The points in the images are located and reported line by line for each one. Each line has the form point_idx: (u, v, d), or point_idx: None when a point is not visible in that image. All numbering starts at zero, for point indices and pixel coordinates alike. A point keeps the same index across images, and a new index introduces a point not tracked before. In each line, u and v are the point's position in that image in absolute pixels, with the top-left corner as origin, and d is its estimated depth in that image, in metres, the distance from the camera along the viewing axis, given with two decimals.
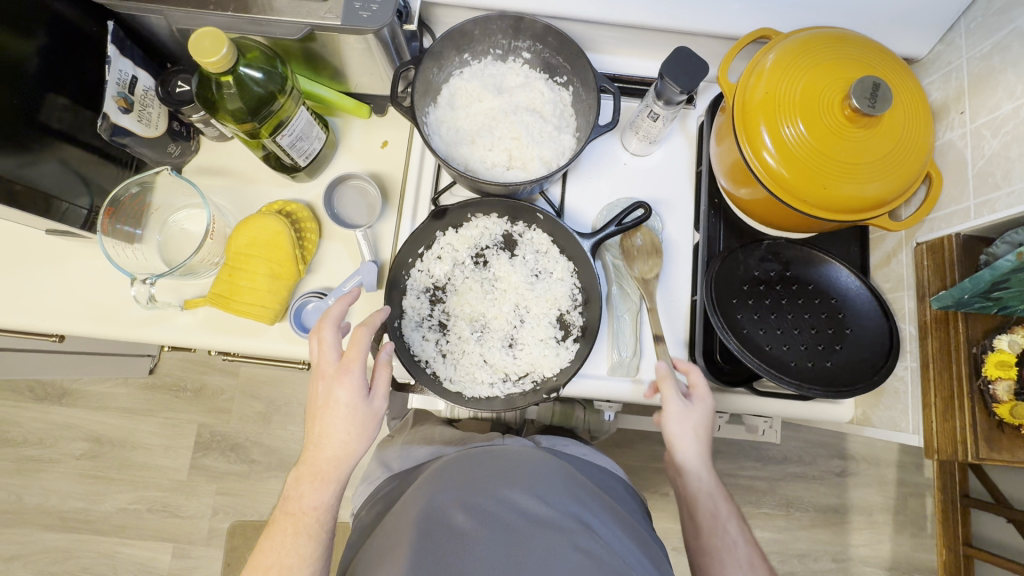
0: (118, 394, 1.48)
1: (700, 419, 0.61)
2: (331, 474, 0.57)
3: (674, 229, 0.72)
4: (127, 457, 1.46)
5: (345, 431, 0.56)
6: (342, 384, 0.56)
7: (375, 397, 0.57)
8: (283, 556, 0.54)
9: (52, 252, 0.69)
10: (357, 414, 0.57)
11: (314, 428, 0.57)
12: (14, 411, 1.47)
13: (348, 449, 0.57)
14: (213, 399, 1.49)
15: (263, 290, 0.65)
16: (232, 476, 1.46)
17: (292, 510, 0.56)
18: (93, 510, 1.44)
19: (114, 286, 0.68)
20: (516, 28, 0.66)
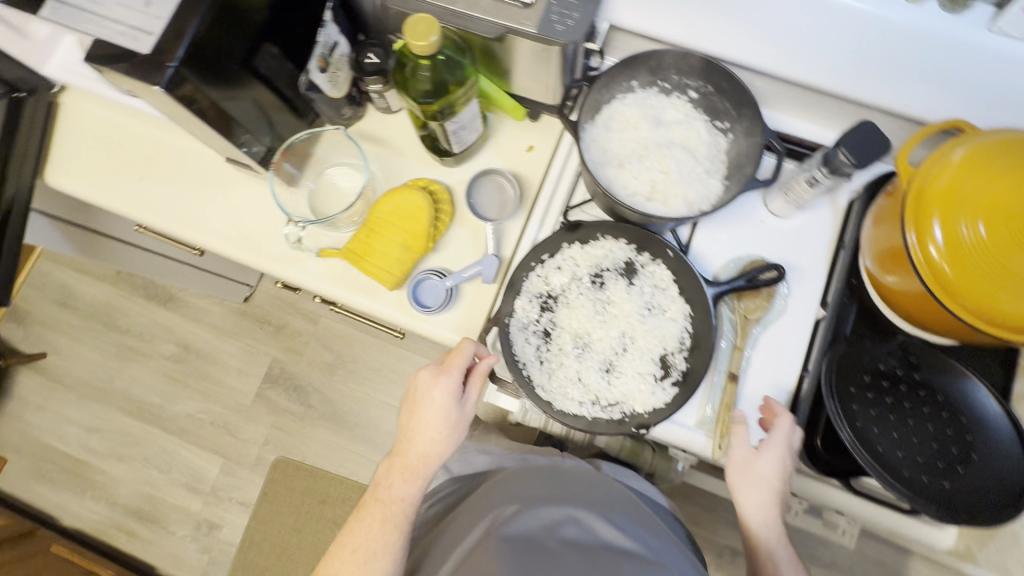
0: (213, 312, 1.62)
1: (771, 466, 0.61)
2: (419, 472, 0.68)
3: (803, 299, 0.69)
4: (206, 370, 1.59)
5: (435, 430, 0.66)
6: (440, 397, 0.66)
7: (464, 408, 0.66)
8: (377, 535, 0.67)
9: (222, 177, 0.77)
10: (446, 419, 0.66)
11: (410, 423, 0.67)
12: (127, 302, 1.64)
13: (435, 447, 0.67)
14: (290, 340, 1.59)
15: (393, 257, 0.70)
16: (289, 414, 1.55)
17: (384, 498, 0.68)
18: (166, 408, 1.58)
19: (265, 220, 0.75)
20: (693, 65, 0.66)
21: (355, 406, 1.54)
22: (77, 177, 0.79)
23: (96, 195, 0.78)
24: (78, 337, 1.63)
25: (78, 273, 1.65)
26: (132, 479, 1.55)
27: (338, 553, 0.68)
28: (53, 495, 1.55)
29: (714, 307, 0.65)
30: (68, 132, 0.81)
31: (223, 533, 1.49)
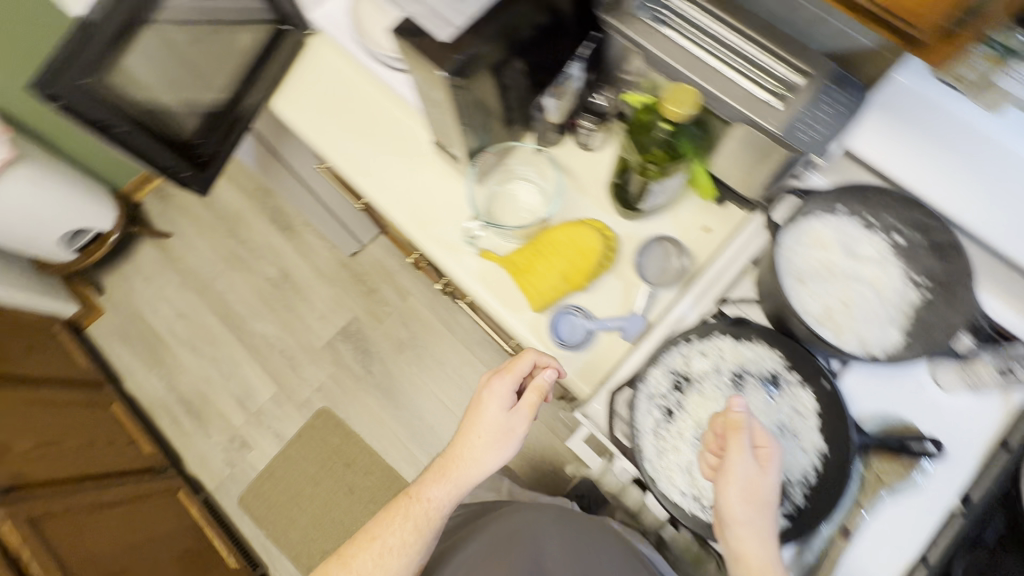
0: (320, 254, 1.71)
1: (761, 477, 0.56)
2: (457, 483, 0.69)
3: (945, 485, 0.64)
4: (294, 302, 1.68)
5: (482, 435, 0.68)
6: (493, 408, 0.68)
7: (517, 428, 0.68)
8: (399, 531, 0.70)
9: (422, 153, 0.83)
10: (496, 426, 0.68)
11: (462, 423, 0.70)
12: (254, 215, 1.77)
13: (477, 453, 0.68)
14: (376, 305, 1.65)
15: (551, 283, 0.72)
16: (349, 372, 1.60)
17: (416, 501, 0.70)
18: (247, 322, 1.67)
19: (444, 205, 0.80)
20: (916, 211, 0.64)
21: (410, 390, 1.57)
22: (297, 112, 0.87)
23: (309, 131, 0.86)
24: (202, 230, 1.77)
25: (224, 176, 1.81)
26: (194, 373, 1.64)
27: (362, 544, 0.71)
28: (126, 358, 1.67)
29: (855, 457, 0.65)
30: (306, 66, 0.89)
31: (251, 455, 1.55)
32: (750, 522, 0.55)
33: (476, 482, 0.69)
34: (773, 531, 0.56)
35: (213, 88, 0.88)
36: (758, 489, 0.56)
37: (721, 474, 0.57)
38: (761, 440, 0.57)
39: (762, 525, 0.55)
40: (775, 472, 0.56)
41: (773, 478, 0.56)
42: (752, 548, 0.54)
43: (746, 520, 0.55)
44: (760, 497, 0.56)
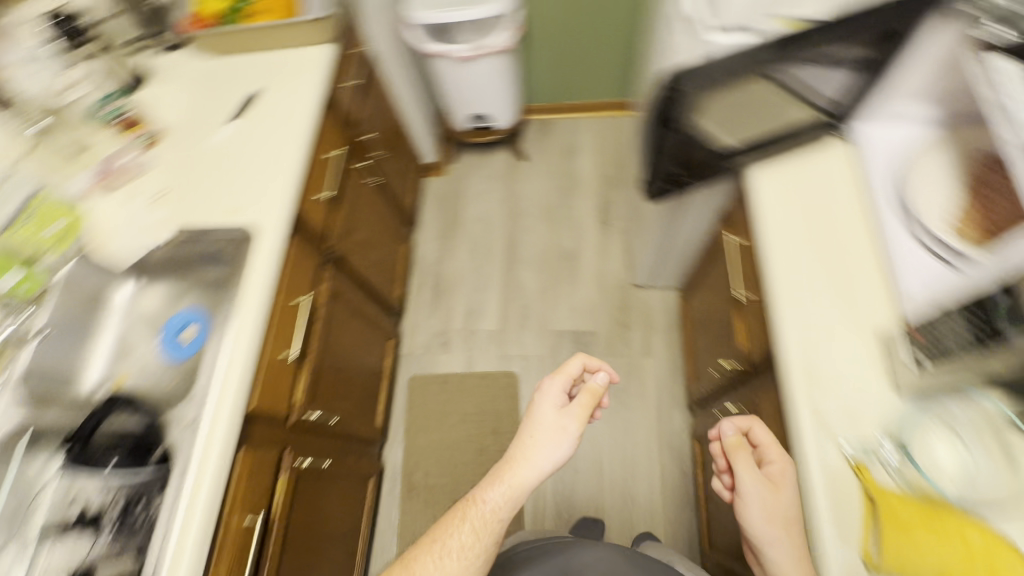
0: (612, 263, 1.76)
1: (768, 496, 0.72)
2: (513, 486, 0.78)
3: None
4: (563, 279, 1.76)
5: (541, 436, 0.81)
6: (547, 410, 0.85)
7: (569, 425, 0.82)
8: (461, 535, 0.76)
9: (865, 318, 0.74)
10: (552, 423, 0.83)
11: (524, 436, 0.82)
12: (590, 194, 1.90)
13: (540, 456, 0.80)
14: (618, 339, 1.64)
15: (920, 560, 0.59)
16: (554, 367, 1.63)
17: (473, 503, 0.79)
18: (519, 263, 1.81)
19: (846, 378, 0.71)
20: None
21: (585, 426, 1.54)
22: (775, 191, 0.85)
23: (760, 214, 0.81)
24: (548, 175, 1.96)
25: (596, 152, 1.97)
26: (458, 265, 1.85)
27: (426, 546, 0.77)
28: (431, 217, 1.95)
29: None
30: (817, 162, 0.86)
31: (442, 355, 1.71)
32: (782, 543, 0.67)
33: (532, 482, 0.79)
34: (801, 547, 0.67)
35: (745, 137, 0.87)
36: (784, 512, 0.70)
37: (741, 493, 0.75)
38: (750, 429, 0.81)
39: (788, 537, 0.67)
40: (785, 469, 0.72)
41: (790, 491, 0.71)
42: (783, 562, 0.66)
43: (779, 544, 0.68)
44: (789, 518, 0.70)
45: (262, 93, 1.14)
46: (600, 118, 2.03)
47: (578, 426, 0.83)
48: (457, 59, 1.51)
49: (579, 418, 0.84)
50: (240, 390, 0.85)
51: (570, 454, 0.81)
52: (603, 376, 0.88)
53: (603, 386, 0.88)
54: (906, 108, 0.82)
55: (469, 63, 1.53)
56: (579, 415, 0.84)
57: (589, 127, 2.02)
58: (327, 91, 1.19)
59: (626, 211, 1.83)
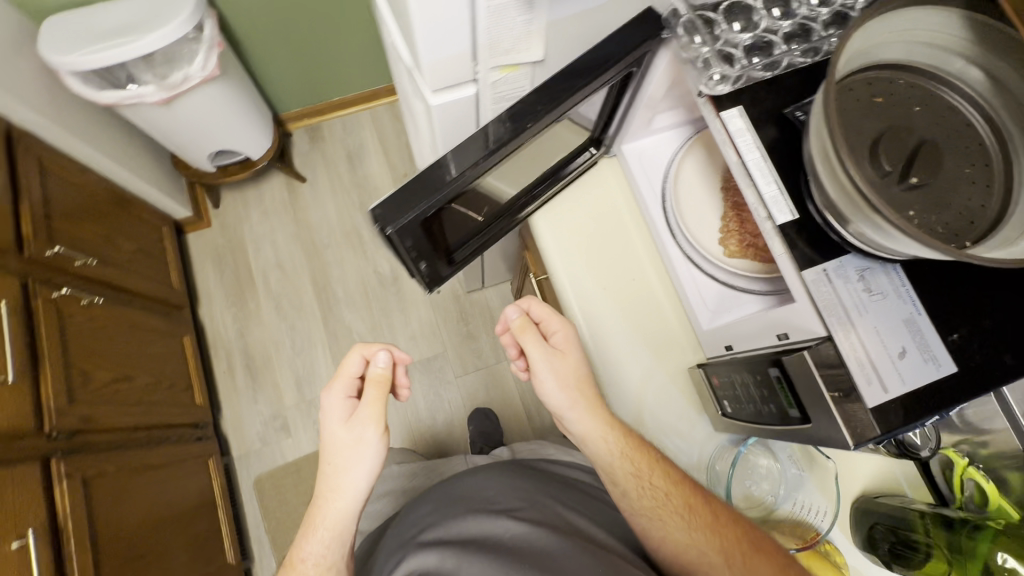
0: None
1: (560, 367, 0.70)
2: (333, 525, 0.69)
3: None
4: (392, 309, 1.59)
5: (342, 463, 0.69)
6: (332, 426, 0.71)
7: (364, 435, 0.69)
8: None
9: (667, 360, 0.74)
10: (343, 441, 0.70)
11: (325, 479, 0.70)
12: None
13: (348, 484, 0.69)
14: (468, 354, 1.56)
15: None
16: (413, 407, 1.51)
17: (293, 564, 0.69)
18: (339, 307, 1.59)
19: (663, 426, 0.74)
20: None
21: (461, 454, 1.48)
22: (553, 233, 0.78)
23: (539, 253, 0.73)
24: (338, 193, 1.69)
25: (384, 152, 1.72)
26: (266, 332, 1.56)
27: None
28: (212, 282, 1.60)
29: None
30: (586, 191, 0.79)
31: (285, 443, 1.48)
32: (580, 409, 0.70)
33: (351, 510, 0.70)
34: (582, 374, 0.71)
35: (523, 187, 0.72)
36: (576, 374, 0.70)
37: (536, 381, 0.71)
38: (525, 326, 0.71)
39: (582, 398, 0.69)
40: (560, 324, 0.71)
41: (576, 352, 0.71)
42: (583, 425, 0.70)
43: (574, 408, 0.70)
44: (576, 374, 0.70)
45: None
46: (376, 109, 1.75)
47: (380, 426, 0.70)
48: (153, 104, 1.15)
49: (375, 416, 0.70)
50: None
51: (378, 462, 0.70)
52: (381, 356, 0.71)
53: (388, 371, 0.71)
54: (657, 119, 0.73)
55: (174, 104, 1.18)
56: (369, 413, 0.70)
57: (368, 122, 1.74)
58: None
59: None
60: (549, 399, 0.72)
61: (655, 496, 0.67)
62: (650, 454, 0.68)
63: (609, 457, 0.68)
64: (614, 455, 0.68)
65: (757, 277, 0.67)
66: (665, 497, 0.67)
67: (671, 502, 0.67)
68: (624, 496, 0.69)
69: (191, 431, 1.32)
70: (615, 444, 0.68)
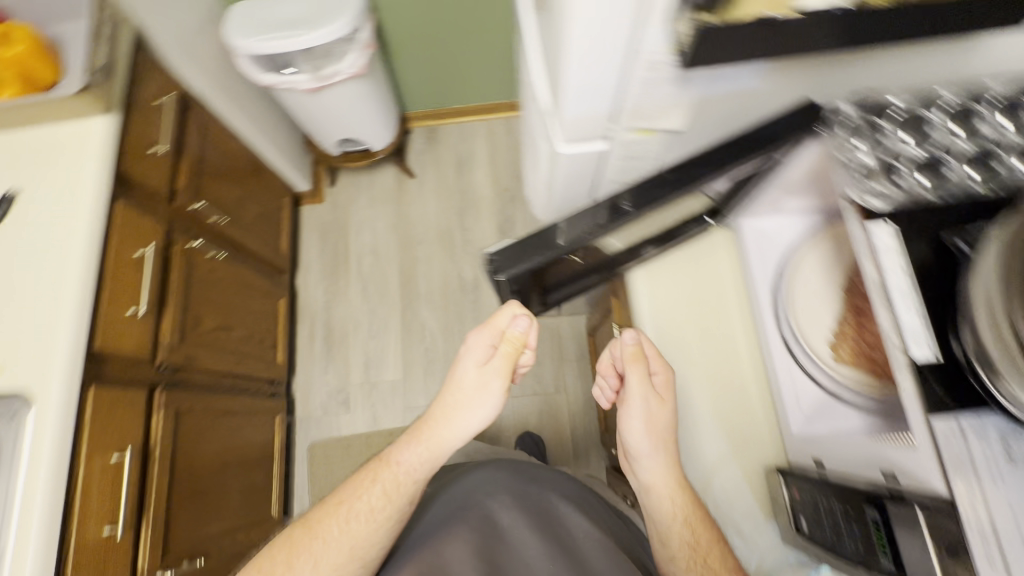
0: None
1: (654, 411, 0.68)
2: (432, 448, 0.77)
3: None
4: (465, 315, 1.63)
5: (458, 400, 0.76)
6: (467, 365, 0.76)
7: (491, 383, 0.75)
8: (371, 497, 0.76)
9: (736, 454, 0.71)
10: (470, 381, 0.76)
11: (441, 402, 0.77)
12: (489, 211, 1.74)
13: (462, 421, 0.76)
14: (529, 377, 1.56)
15: None
16: None
17: (389, 463, 0.78)
18: (421, 302, 1.65)
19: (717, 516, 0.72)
20: None
21: None
22: (649, 293, 0.76)
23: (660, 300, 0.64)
24: (441, 195, 1.76)
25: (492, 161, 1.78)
26: (351, 311, 1.66)
27: (334, 510, 0.76)
28: (312, 255, 1.73)
29: None
30: (693, 261, 0.77)
31: (343, 417, 1.56)
32: (660, 459, 0.68)
33: (452, 445, 0.78)
34: (670, 427, 0.69)
35: (628, 241, 0.68)
36: (667, 425, 0.68)
37: (624, 411, 0.69)
38: (631, 353, 0.68)
39: (664, 450, 0.68)
40: (662, 367, 0.69)
41: (669, 404, 0.68)
42: (653, 477, 0.68)
43: (651, 457, 0.68)
44: (666, 427, 0.68)
45: (17, 194, 0.87)
46: (490, 122, 1.82)
47: (504, 381, 0.76)
48: (303, 91, 1.27)
49: (504, 372, 0.76)
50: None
51: (493, 410, 0.77)
52: (525, 320, 0.74)
53: (525, 335, 0.75)
54: (785, 201, 0.71)
55: (319, 94, 1.30)
56: (504, 367, 0.75)
57: (484, 134, 1.81)
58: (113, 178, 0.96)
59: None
60: (628, 437, 0.70)
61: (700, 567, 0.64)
62: (714, 532, 0.66)
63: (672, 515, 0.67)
64: (677, 518, 0.67)
65: (866, 393, 0.62)
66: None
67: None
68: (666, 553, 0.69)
69: (267, 387, 1.42)
70: (682, 507, 0.66)
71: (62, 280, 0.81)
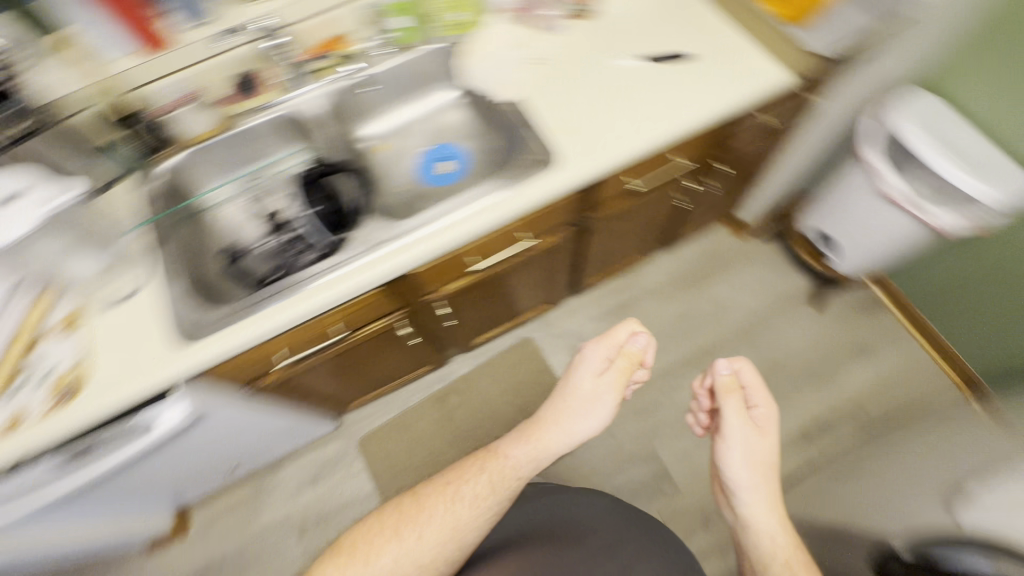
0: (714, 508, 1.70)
1: (752, 448, 1.02)
2: (539, 444, 1.05)
3: None
4: (771, 401, 1.88)
5: (583, 404, 1.07)
6: (582, 376, 1.11)
7: (603, 393, 1.08)
8: (476, 482, 1.01)
9: None
10: (591, 391, 1.09)
11: (565, 403, 1.09)
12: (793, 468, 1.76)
13: (583, 427, 1.06)
14: (662, 450, 1.83)
15: None
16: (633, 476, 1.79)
17: (493, 456, 1.05)
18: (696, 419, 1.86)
19: None
20: None
21: None
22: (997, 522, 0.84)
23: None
24: (795, 343, 1.98)
25: (819, 323, 2.00)
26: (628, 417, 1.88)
27: (438, 491, 1.01)
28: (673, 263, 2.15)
29: None
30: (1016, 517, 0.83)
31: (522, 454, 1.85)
32: (752, 494, 0.98)
33: (560, 446, 1.05)
34: (758, 461, 1.02)
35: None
36: (766, 458, 1.02)
37: (721, 438, 1.05)
38: (727, 387, 1.07)
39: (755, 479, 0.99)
40: (762, 411, 1.06)
41: (769, 440, 1.04)
42: (747, 496, 0.99)
43: (747, 489, 0.99)
44: (766, 453, 1.02)
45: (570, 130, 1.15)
46: (936, 364, 1.88)
47: (614, 395, 1.09)
48: (885, 190, 1.45)
49: (614, 387, 1.09)
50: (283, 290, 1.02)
51: (607, 417, 1.08)
52: (642, 339, 1.13)
53: (638, 351, 1.13)
54: None
55: (890, 203, 1.47)
56: (614, 386, 1.09)
57: (909, 352, 1.91)
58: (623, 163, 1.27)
59: (811, 494, 1.65)
60: (730, 456, 1.02)
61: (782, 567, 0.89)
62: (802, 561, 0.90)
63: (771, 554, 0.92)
64: (772, 547, 0.93)
65: None
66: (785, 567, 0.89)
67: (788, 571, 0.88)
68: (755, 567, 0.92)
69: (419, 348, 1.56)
70: (778, 546, 0.93)
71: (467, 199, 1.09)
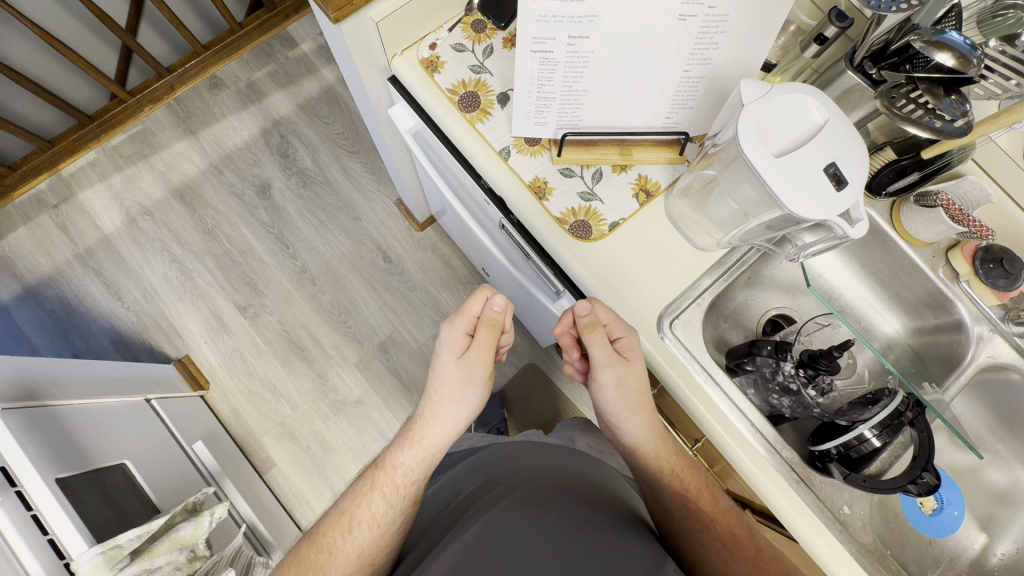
0: None
1: (625, 386, 0.66)
2: (427, 447, 0.67)
3: (48, 466, 0.75)
4: None
5: (439, 406, 0.66)
6: (443, 361, 0.66)
7: (471, 376, 0.66)
8: (373, 505, 0.65)
9: None
10: (453, 378, 0.66)
11: (430, 411, 0.67)
12: None
13: (450, 426, 0.67)
14: None
15: None
16: None
17: (385, 470, 0.67)
18: None
19: None
20: None
21: None
22: None
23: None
24: None
25: None
26: None
27: (335, 523, 0.65)
28: None
29: (73, 476, 0.79)
30: None
31: None
32: (636, 418, 0.67)
33: (447, 442, 0.68)
34: (631, 380, 0.66)
35: None
36: (637, 386, 0.66)
37: (595, 383, 0.67)
38: (593, 325, 0.62)
39: (638, 414, 0.67)
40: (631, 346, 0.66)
41: (641, 365, 0.66)
42: (628, 427, 0.67)
43: (621, 413, 0.67)
44: (636, 387, 0.66)
45: (848, 307, 0.77)
46: None
47: (484, 371, 0.67)
48: None
49: (484, 362, 0.66)
50: (422, 151, 0.86)
51: (477, 403, 0.68)
52: (500, 300, 0.66)
53: (502, 310, 0.67)
54: None
55: None
56: (483, 358, 0.66)
57: None
58: (964, 452, 0.78)
59: None
60: (604, 404, 0.68)
61: (704, 518, 0.64)
62: (700, 480, 0.67)
63: (659, 472, 0.66)
64: (664, 471, 0.66)
65: None
66: (711, 523, 0.63)
67: (716, 529, 0.63)
68: (665, 516, 0.66)
69: None
70: (668, 459, 0.67)
71: (667, 248, 0.70)
